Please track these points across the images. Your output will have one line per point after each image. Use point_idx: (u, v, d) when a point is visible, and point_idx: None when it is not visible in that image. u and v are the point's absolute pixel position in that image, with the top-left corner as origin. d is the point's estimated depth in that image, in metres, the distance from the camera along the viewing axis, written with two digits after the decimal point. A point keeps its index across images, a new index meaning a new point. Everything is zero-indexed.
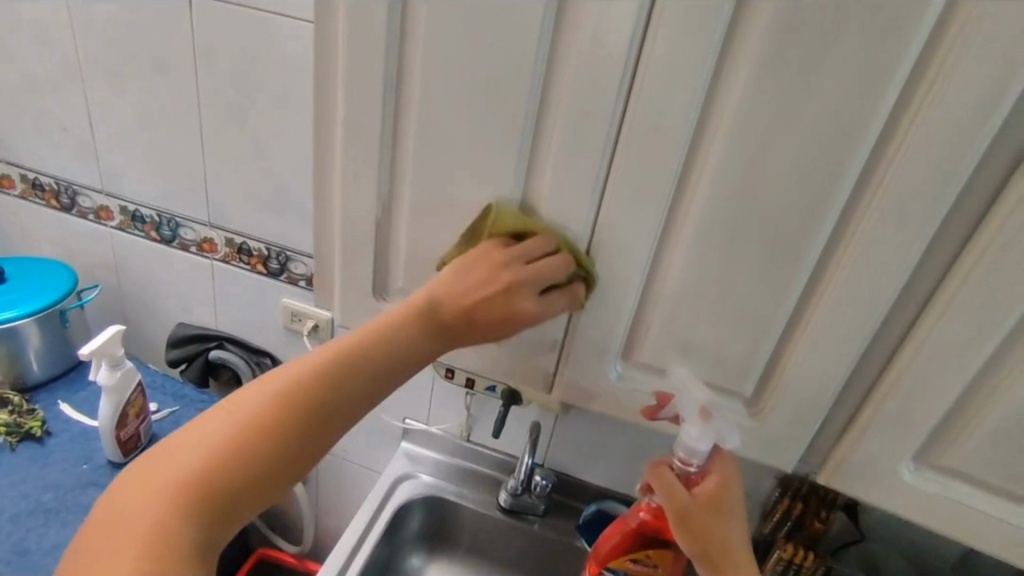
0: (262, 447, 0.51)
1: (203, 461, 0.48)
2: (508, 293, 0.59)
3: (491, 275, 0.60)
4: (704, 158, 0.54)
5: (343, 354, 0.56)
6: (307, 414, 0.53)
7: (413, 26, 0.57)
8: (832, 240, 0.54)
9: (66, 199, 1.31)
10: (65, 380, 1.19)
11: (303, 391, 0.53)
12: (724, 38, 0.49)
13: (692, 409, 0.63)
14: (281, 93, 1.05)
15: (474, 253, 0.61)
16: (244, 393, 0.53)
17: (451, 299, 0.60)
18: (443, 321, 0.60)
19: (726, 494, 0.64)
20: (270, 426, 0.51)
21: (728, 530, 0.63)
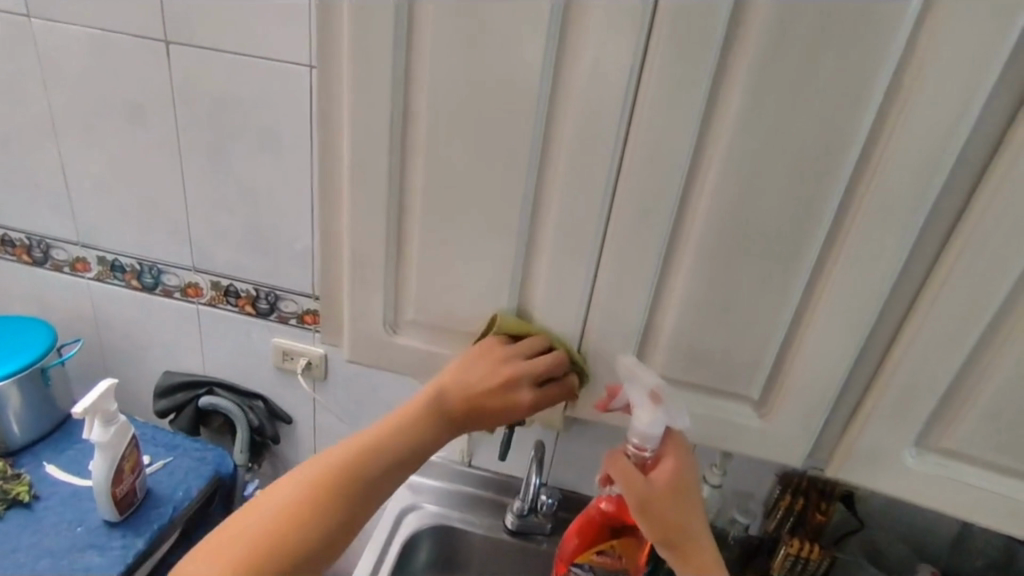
0: (304, 530, 0.61)
1: (258, 543, 0.60)
2: (506, 388, 0.67)
3: (490, 371, 0.67)
4: (704, 176, 0.58)
5: (377, 454, 0.66)
6: (337, 505, 0.63)
7: (418, 68, 0.59)
8: (825, 245, 0.58)
9: (39, 254, 1.27)
10: (50, 440, 1.14)
11: (345, 483, 0.64)
12: (717, 65, 0.53)
13: (640, 395, 0.64)
14: (267, 134, 1.05)
15: (477, 348, 0.69)
16: (301, 474, 0.64)
17: (454, 394, 0.68)
18: (449, 417, 0.69)
19: (681, 475, 0.66)
20: (308, 515, 0.62)
21: (685, 509, 0.66)
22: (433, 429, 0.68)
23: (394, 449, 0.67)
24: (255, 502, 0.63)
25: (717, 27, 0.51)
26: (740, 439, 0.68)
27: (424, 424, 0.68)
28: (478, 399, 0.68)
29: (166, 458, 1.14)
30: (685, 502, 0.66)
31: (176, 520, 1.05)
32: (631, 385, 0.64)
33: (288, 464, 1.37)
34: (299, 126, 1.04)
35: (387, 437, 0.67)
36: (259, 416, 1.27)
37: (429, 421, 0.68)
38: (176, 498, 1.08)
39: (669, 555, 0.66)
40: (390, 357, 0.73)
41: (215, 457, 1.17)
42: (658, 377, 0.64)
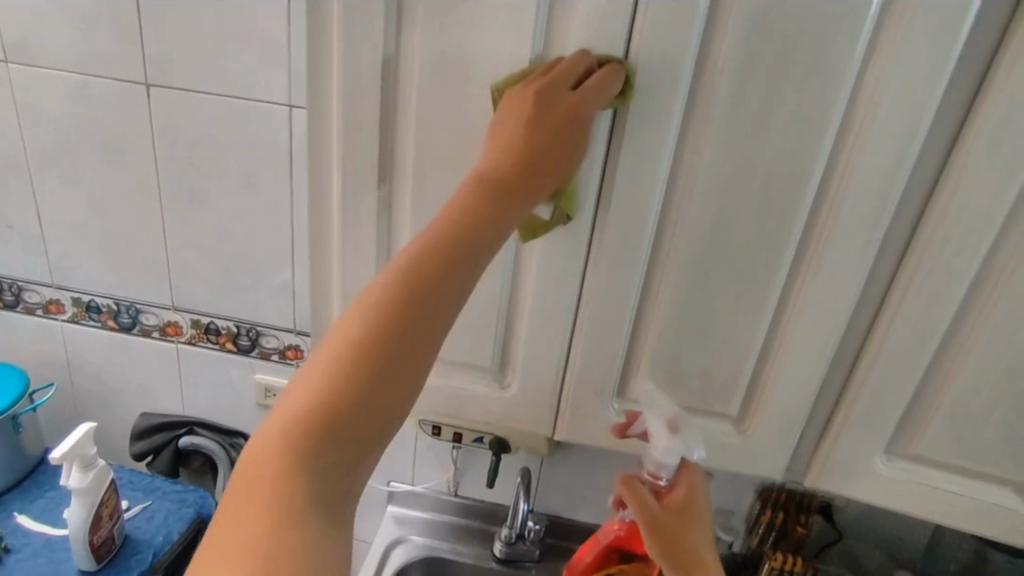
0: (345, 409, 0.43)
1: (287, 469, 0.41)
2: (558, 108, 0.55)
3: (524, 107, 0.55)
4: (678, 208, 0.62)
5: (378, 320, 0.45)
6: (383, 337, 0.45)
7: (407, 109, 0.62)
8: (792, 267, 0.63)
9: (10, 296, 1.25)
10: (20, 489, 1.10)
11: (342, 376, 0.44)
12: (685, 107, 0.58)
13: (659, 422, 0.64)
14: (247, 172, 1.07)
15: (517, 88, 0.57)
16: (289, 394, 0.44)
17: (515, 134, 0.54)
18: (511, 169, 0.53)
19: (696, 507, 0.64)
20: (347, 375, 0.44)
21: (704, 545, 0.62)
22: (450, 257, 0.48)
23: (417, 270, 0.47)
24: (247, 456, 0.43)
25: (685, 71, 0.56)
26: (722, 455, 0.71)
27: (447, 221, 0.50)
28: (534, 146, 0.54)
29: (144, 501, 1.11)
30: (702, 535, 0.63)
31: (156, 566, 1.02)
32: (649, 411, 0.65)
33: None
34: (281, 164, 1.05)
35: (384, 306, 0.46)
36: (241, 454, 1.25)
37: (427, 300, 0.47)
38: (156, 543, 1.05)
39: None
40: None
41: (196, 499, 1.14)
42: (677, 408, 0.66)
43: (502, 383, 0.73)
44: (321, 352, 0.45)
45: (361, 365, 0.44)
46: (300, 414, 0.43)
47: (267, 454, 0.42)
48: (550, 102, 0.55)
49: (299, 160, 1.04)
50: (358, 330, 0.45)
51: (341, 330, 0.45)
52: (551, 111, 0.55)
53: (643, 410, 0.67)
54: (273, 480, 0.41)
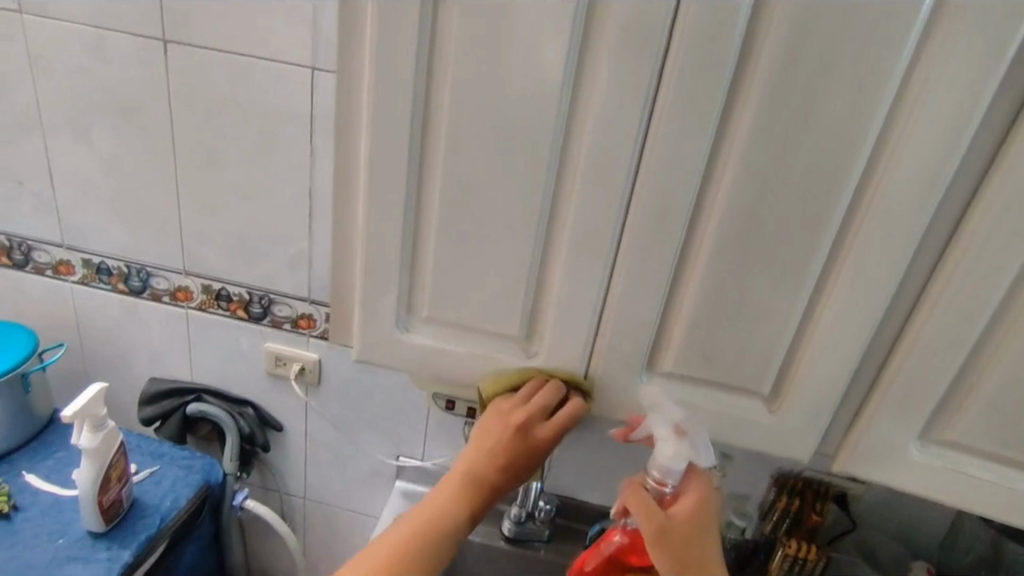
0: (415, 563, 0.70)
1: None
2: (528, 444, 0.72)
3: (502, 424, 0.71)
4: (720, 176, 0.60)
5: (455, 508, 0.72)
6: (443, 540, 0.71)
7: (441, 62, 0.60)
8: (836, 242, 0.60)
9: (20, 256, 1.23)
10: (28, 449, 1.10)
11: (429, 536, 0.71)
12: (734, 68, 0.55)
13: (664, 427, 0.66)
14: (265, 135, 1.04)
15: (489, 408, 0.72)
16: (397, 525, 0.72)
17: (513, 441, 0.71)
18: (516, 446, 0.71)
19: (703, 512, 0.67)
20: (415, 553, 0.70)
21: (705, 549, 0.66)
22: (494, 488, 0.73)
23: (482, 472, 0.73)
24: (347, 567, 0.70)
25: (737, 29, 0.54)
26: (751, 435, 0.69)
27: (485, 459, 0.73)
28: (535, 445, 0.72)
29: (153, 466, 1.10)
30: (704, 540, 0.67)
31: (163, 531, 1.01)
32: (656, 415, 0.67)
33: (276, 474, 1.34)
34: (299, 129, 1.03)
35: (459, 496, 0.73)
36: (249, 423, 1.24)
37: (475, 505, 0.73)
38: (163, 508, 1.04)
39: None
40: (402, 355, 0.73)
41: (204, 465, 1.13)
42: (683, 411, 0.67)
43: (527, 353, 0.71)
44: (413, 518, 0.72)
45: (444, 543, 0.71)
46: (388, 558, 0.69)
47: (361, 565, 0.68)
48: (523, 443, 0.71)
49: (319, 124, 1.02)
50: (446, 525, 0.72)
51: (433, 522, 0.71)
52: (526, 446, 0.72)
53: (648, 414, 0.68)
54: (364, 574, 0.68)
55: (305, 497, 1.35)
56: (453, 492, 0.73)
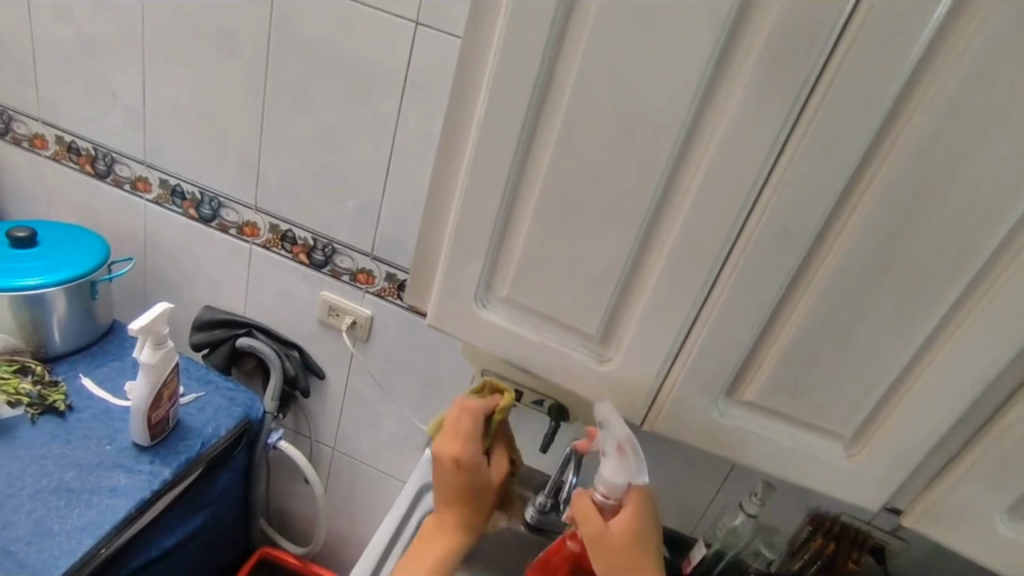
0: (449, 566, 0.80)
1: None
2: (471, 471, 0.80)
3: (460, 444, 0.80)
4: (852, 203, 0.56)
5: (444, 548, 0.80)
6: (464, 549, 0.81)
7: (578, 36, 0.57)
8: (964, 294, 0.56)
9: (103, 166, 1.26)
10: (88, 354, 1.13)
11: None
12: (900, 91, 0.51)
13: (609, 444, 0.71)
14: (357, 85, 1.03)
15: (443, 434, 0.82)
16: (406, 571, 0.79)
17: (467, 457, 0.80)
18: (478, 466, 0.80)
19: (639, 524, 0.71)
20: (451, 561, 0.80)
21: (642, 557, 0.70)
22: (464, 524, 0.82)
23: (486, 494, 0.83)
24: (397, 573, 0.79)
25: (911, 47, 0.49)
26: (824, 475, 0.66)
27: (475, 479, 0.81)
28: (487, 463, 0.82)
29: (199, 392, 1.13)
30: (643, 549, 0.70)
31: (203, 455, 1.03)
32: (605, 432, 0.70)
33: (311, 420, 1.37)
34: (392, 85, 1.01)
35: (440, 541, 0.80)
36: (294, 365, 1.27)
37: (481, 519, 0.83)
38: (205, 433, 1.06)
39: None
40: (476, 329, 0.72)
41: (247, 400, 1.16)
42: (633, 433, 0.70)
43: (602, 351, 0.69)
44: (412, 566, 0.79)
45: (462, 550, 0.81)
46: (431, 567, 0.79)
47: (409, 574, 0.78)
48: (474, 473, 0.80)
49: (414, 82, 0.99)
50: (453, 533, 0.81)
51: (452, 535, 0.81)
52: (479, 475, 0.81)
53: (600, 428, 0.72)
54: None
55: (334, 447, 1.39)
56: (456, 518, 0.81)
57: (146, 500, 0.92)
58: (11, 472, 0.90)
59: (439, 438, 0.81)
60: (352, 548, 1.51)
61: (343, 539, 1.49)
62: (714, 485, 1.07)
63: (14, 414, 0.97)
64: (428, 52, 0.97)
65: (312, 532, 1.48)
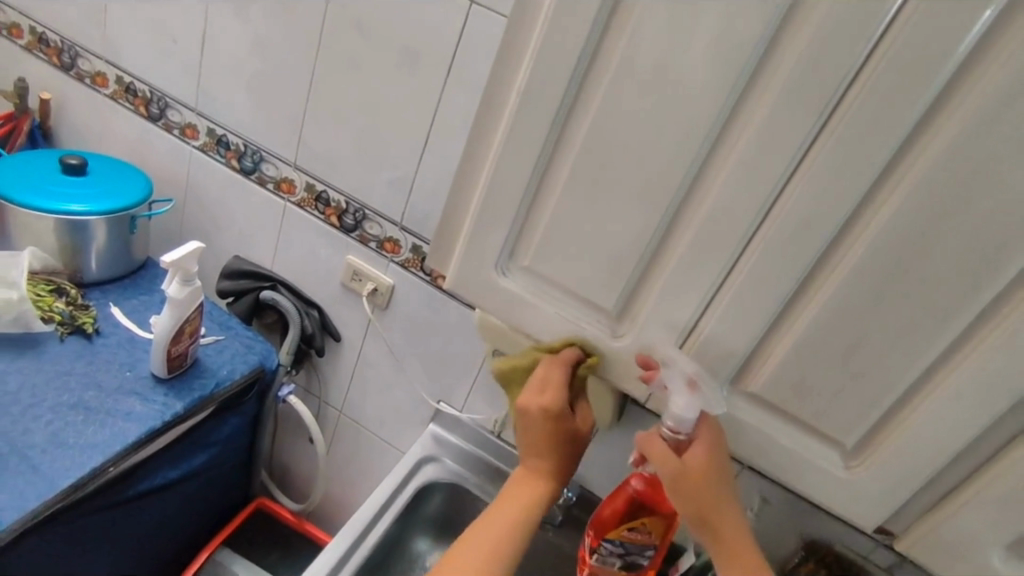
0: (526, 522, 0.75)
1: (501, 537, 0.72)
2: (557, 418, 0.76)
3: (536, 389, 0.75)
4: (877, 209, 0.55)
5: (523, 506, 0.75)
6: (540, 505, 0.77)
7: (623, 18, 0.58)
8: (983, 316, 0.55)
9: (156, 109, 1.31)
10: (120, 285, 1.18)
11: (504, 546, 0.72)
12: (935, 99, 0.50)
13: (678, 381, 0.67)
14: (406, 57, 1.05)
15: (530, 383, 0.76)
16: (477, 535, 0.73)
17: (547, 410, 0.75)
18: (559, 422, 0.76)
19: (714, 459, 0.69)
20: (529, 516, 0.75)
21: (719, 492, 0.70)
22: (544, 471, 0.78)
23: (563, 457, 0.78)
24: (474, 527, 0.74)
25: (954, 55, 0.48)
26: (818, 483, 0.66)
27: (551, 439, 0.77)
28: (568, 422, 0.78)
29: (219, 335, 1.16)
30: (720, 485, 0.70)
31: (216, 395, 1.06)
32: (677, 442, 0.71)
33: (322, 380, 1.40)
34: (440, 60, 1.02)
35: (526, 493, 0.76)
36: (313, 324, 1.29)
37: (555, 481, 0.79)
38: (220, 375, 1.09)
39: (706, 538, 0.71)
40: (491, 296, 0.73)
41: (263, 349, 1.19)
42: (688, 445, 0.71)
43: (613, 331, 0.70)
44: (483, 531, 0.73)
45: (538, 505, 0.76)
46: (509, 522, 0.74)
47: (492, 526, 0.73)
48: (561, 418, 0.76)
49: (461, 59, 1.01)
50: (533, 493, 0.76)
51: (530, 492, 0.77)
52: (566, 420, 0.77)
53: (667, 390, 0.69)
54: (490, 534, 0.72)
55: (341, 410, 1.41)
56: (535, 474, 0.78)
57: (156, 429, 0.96)
58: (36, 384, 0.94)
59: (527, 387, 0.76)
60: (346, 512, 1.54)
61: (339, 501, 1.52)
62: None
63: (45, 330, 1.02)
64: (478, 31, 0.98)
65: (309, 490, 1.51)
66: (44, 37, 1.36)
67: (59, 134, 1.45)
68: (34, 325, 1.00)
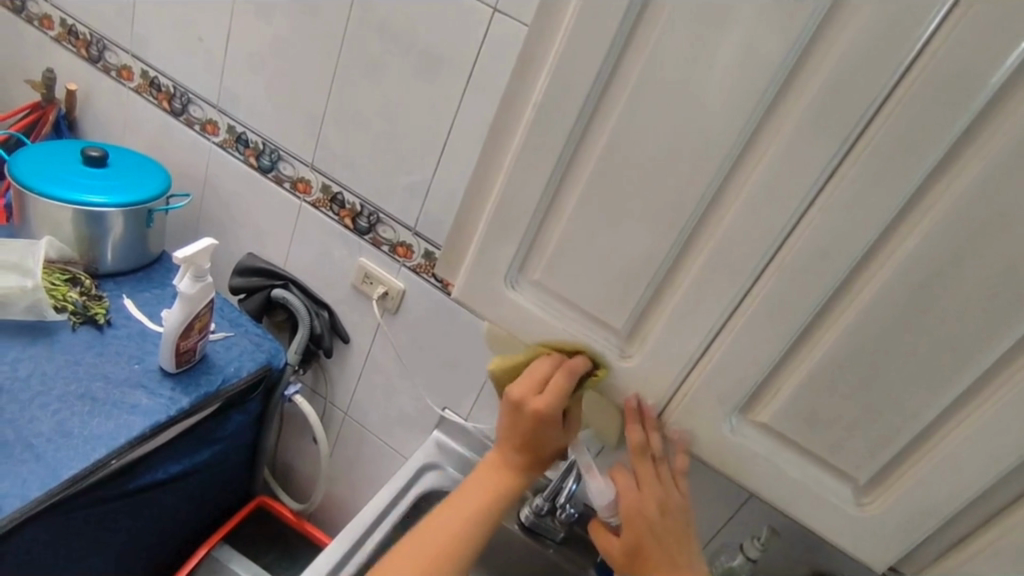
0: (491, 512, 0.79)
1: (461, 530, 0.77)
2: (542, 421, 0.74)
3: (525, 394, 0.72)
4: (902, 238, 0.53)
5: (490, 491, 0.79)
6: (506, 497, 0.80)
7: (645, 32, 0.57)
8: (1009, 355, 0.52)
9: (178, 104, 1.32)
10: (133, 277, 1.19)
11: (467, 530, 0.77)
12: (967, 128, 0.48)
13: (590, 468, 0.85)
14: (427, 62, 1.04)
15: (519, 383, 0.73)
16: (443, 519, 0.78)
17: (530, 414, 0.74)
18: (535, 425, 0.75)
19: (635, 525, 0.75)
20: (495, 507, 0.79)
21: (652, 552, 0.74)
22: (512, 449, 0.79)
23: (533, 452, 0.79)
24: (440, 512, 0.79)
25: (988, 84, 0.46)
26: (826, 519, 0.64)
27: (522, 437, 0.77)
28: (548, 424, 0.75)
29: (228, 332, 1.16)
30: (655, 547, 0.74)
31: (221, 392, 1.06)
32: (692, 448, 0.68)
33: (328, 380, 1.40)
34: (460, 66, 1.02)
35: (493, 482, 0.80)
36: (322, 325, 1.29)
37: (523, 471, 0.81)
38: (227, 372, 1.09)
39: None
40: (499, 309, 0.72)
41: (271, 348, 1.19)
42: (703, 454, 0.68)
43: (622, 350, 0.68)
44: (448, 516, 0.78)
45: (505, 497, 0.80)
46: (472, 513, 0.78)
47: (455, 517, 0.77)
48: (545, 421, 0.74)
49: (482, 66, 1.00)
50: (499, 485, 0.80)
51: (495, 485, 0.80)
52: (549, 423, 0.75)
53: (667, 401, 0.68)
54: (454, 523, 0.77)
55: (346, 412, 1.41)
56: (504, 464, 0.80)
57: (161, 423, 0.96)
58: (45, 372, 0.95)
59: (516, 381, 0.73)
60: (347, 514, 1.53)
61: (341, 503, 1.52)
62: (715, 522, 1.03)
63: (58, 319, 1.03)
64: (500, 39, 0.97)
65: (311, 491, 1.50)
66: (74, 30, 1.38)
67: (84, 125, 1.47)
68: (48, 314, 1.01)
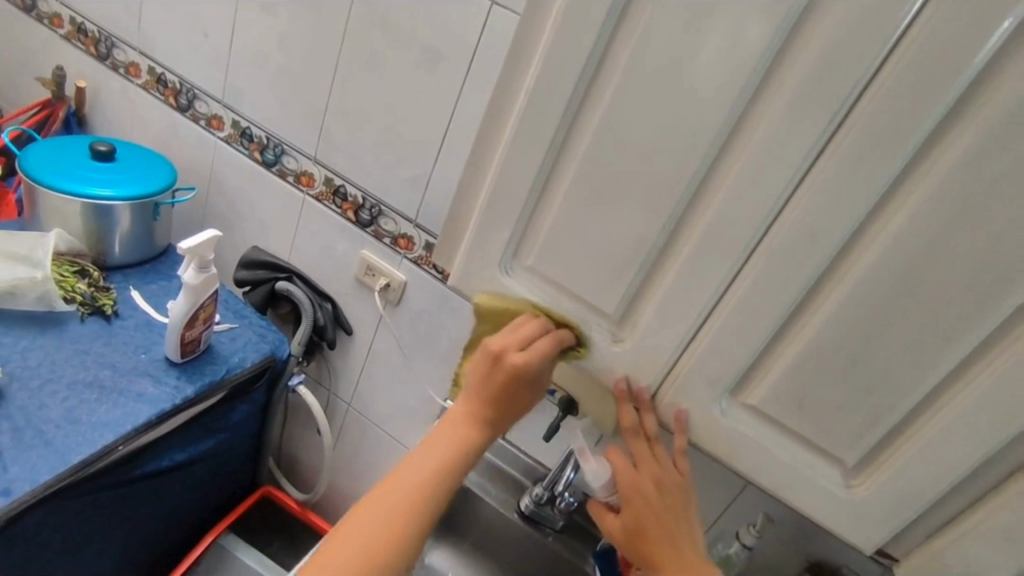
0: (449, 473, 0.74)
1: (417, 489, 0.71)
2: (520, 379, 0.71)
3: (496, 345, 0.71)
4: (887, 220, 0.53)
5: (450, 449, 0.74)
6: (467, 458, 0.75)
7: (634, 20, 0.57)
8: (995, 335, 0.53)
9: (184, 100, 1.34)
10: (141, 270, 1.21)
11: (422, 491, 0.71)
12: (950, 110, 0.49)
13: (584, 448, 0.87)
14: (427, 56, 1.06)
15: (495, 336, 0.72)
16: (397, 479, 0.72)
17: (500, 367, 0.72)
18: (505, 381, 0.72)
19: (633, 499, 0.76)
20: (454, 467, 0.74)
21: (649, 524, 0.74)
22: (488, 426, 0.76)
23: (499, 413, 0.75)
24: (395, 474, 0.73)
25: (970, 66, 0.47)
26: (816, 501, 0.65)
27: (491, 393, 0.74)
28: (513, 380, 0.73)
29: (233, 323, 1.19)
30: (652, 519, 0.74)
31: (226, 381, 1.08)
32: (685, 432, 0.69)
33: (332, 372, 1.42)
34: (460, 58, 1.03)
35: (453, 441, 0.74)
36: (325, 317, 1.30)
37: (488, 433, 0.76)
38: (231, 362, 1.11)
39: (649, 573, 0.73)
40: (494, 295, 0.73)
41: (275, 339, 1.21)
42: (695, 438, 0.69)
43: (614, 335, 0.69)
44: (397, 486, 0.71)
45: (464, 458, 0.75)
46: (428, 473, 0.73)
47: (410, 476, 0.72)
48: (515, 375, 0.71)
49: (480, 58, 1.01)
50: (458, 442, 0.74)
51: (455, 443, 0.74)
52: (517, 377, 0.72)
53: (659, 385, 0.69)
54: (408, 482, 0.71)
55: (350, 403, 1.43)
56: (466, 422, 0.75)
57: (166, 411, 0.98)
58: (55, 361, 0.98)
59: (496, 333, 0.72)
60: (351, 504, 1.55)
61: (346, 493, 1.54)
62: (712, 510, 1.04)
63: (67, 309, 1.05)
64: (498, 32, 0.98)
65: (316, 481, 1.53)
66: (83, 28, 1.40)
67: (93, 121, 1.50)
68: (57, 304, 1.03)
